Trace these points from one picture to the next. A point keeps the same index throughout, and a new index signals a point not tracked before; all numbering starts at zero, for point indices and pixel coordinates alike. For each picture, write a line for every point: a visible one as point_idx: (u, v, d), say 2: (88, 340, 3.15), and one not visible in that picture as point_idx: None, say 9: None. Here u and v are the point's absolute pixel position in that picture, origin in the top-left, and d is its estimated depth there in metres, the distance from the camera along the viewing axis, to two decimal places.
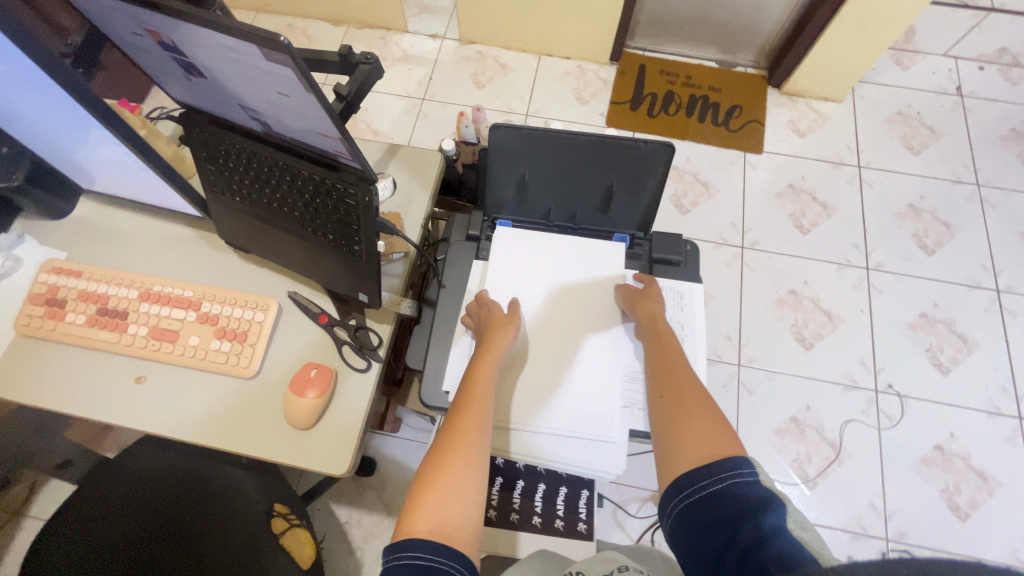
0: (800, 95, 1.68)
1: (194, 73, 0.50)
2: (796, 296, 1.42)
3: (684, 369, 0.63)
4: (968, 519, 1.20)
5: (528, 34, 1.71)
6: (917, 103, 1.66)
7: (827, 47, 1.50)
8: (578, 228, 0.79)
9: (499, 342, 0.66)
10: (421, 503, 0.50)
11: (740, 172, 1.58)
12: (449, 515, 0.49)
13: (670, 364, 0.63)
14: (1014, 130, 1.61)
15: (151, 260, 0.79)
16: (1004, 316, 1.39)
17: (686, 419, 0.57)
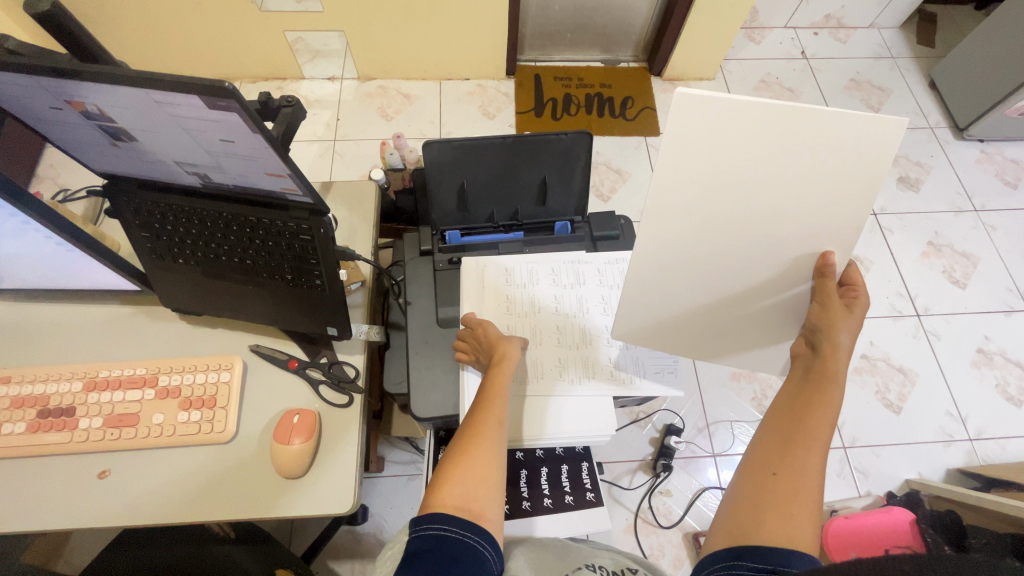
0: (680, 78, 1.88)
1: (123, 139, 0.49)
2: None
3: (832, 405, 0.55)
4: (902, 411, 1.38)
5: (425, 62, 1.77)
6: (775, 70, 1.91)
7: (691, 34, 1.70)
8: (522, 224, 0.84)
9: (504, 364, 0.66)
10: (447, 480, 0.51)
11: (646, 154, 1.72)
12: (474, 496, 0.50)
13: (816, 396, 0.55)
14: (853, 80, 1.89)
15: (89, 349, 0.74)
16: (885, 233, 1.62)
17: (792, 476, 0.49)
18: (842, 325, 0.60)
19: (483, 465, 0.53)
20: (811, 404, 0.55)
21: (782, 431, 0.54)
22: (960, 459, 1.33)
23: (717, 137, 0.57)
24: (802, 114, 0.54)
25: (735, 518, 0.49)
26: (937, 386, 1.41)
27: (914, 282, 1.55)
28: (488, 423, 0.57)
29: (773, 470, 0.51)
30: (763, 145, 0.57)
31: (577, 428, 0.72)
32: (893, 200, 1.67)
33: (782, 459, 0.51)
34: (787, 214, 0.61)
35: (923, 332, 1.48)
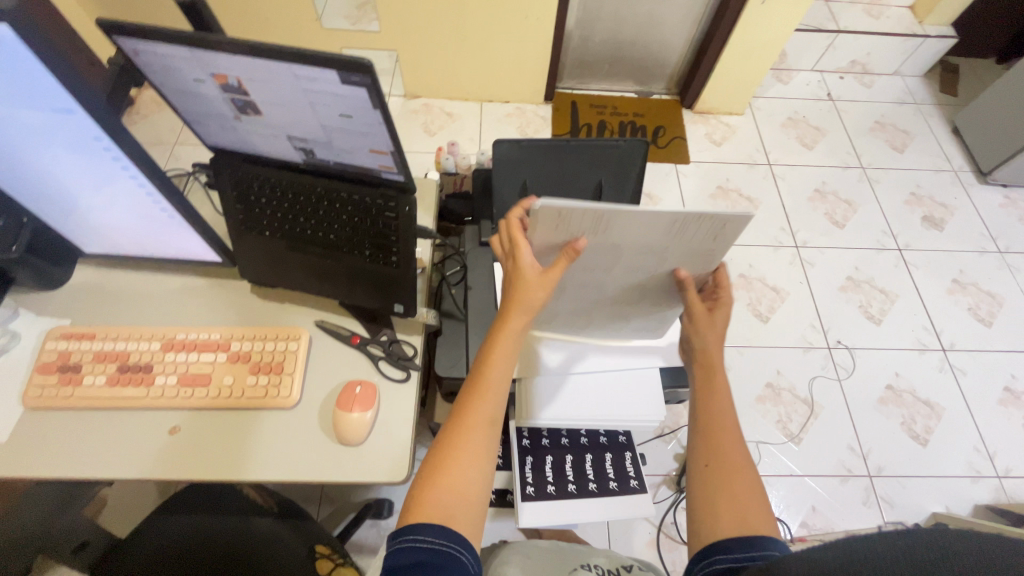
0: (710, 112, 1.96)
1: (248, 111, 0.56)
2: (746, 278, 1.61)
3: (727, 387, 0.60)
4: (928, 444, 1.37)
5: (469, 84, 1.88)
6: (802, 109, 1.99)
7: (724, 71, 1.79)
8: None
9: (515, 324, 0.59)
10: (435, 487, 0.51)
11: (675, 181, 1.79)
12: (455, 511, 0.50)
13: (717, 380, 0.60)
14: (879, 122, 1.96)
15: (166, 314, 0.79)
16: (910, 269, 1.65)
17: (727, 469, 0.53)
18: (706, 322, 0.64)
19: (465, 478, 0.52)
20: (706, 395, 0.59)
21: (704, 427, 0.57)
22: (988, 496, 1.31)
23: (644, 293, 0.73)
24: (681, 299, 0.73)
25: (702, 514, 0.52)
26: (964, 421, 1.41)
27: (940, 318, 1.57)
28: (478, 423, 0.54)
29: (705, 463, 0.54)
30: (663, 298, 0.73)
31: (622, 413, 0.78)
32: (917, 237, 1.71)
33: (710, 450, 0.55)
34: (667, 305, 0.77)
35: (949, 367, 1.49)
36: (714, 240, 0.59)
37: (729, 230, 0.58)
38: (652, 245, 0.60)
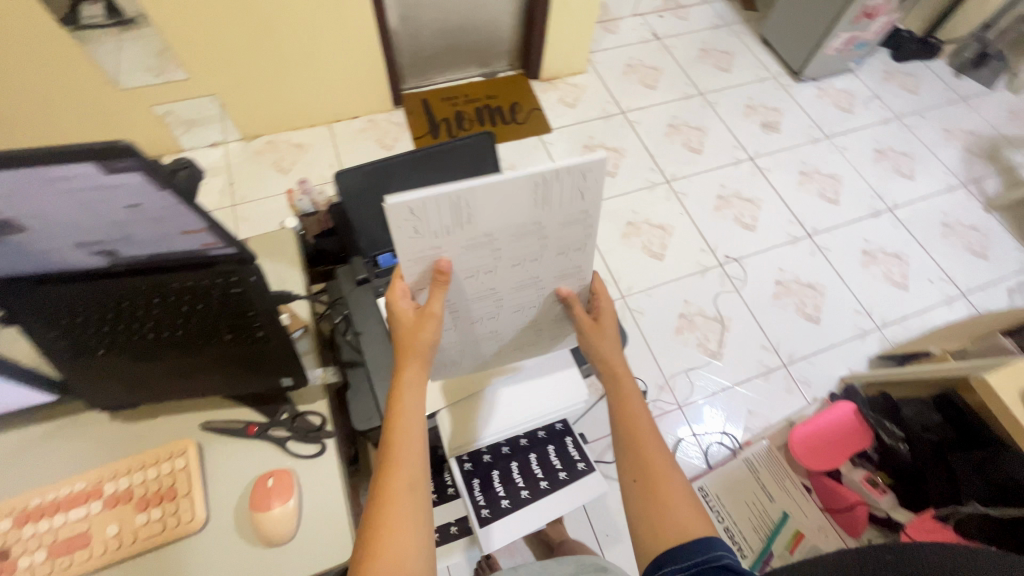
0: (556, 77, 2.01)
1: (9, 233, 0.46)
2: (635, 224, 1.68)
3: (633, 390, 0.65)
4: (820, 320, 1.55)
5: (309, 110, 1.76)
6: (636, 54, 2.10)
7: (555, 34, 1.83)
8: None
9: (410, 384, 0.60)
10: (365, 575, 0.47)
11: (544, 152, 1.82)
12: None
13: (620, 387, 0.66)
14: (702, 50, 2.13)
15: (7, 483, 0.66)
16: (765, 173, 1.82)
17: (652, 471, 0.58)
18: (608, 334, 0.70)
19: (402, 552, 0.49)
20: (621, 402, 0.64)
21: (628, 434, 0.61)
22: (876, 347, 1.51)
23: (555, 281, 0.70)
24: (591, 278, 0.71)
25: (645, 527, 0.55)
26: (842, 291, 1.60)
27: (799, 208, 1.75)
28: (403, 490, 0.53)
29: (633, 478, 0.58)
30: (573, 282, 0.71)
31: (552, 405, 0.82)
32: (762, 144, 1.89)
33: (635, 461, 0.59)
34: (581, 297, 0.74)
35: (818, 248, 1.68)
36: (582, 196, 0.58)
37: (592, 181, 0.57)
38: (526, 217, 0.59)
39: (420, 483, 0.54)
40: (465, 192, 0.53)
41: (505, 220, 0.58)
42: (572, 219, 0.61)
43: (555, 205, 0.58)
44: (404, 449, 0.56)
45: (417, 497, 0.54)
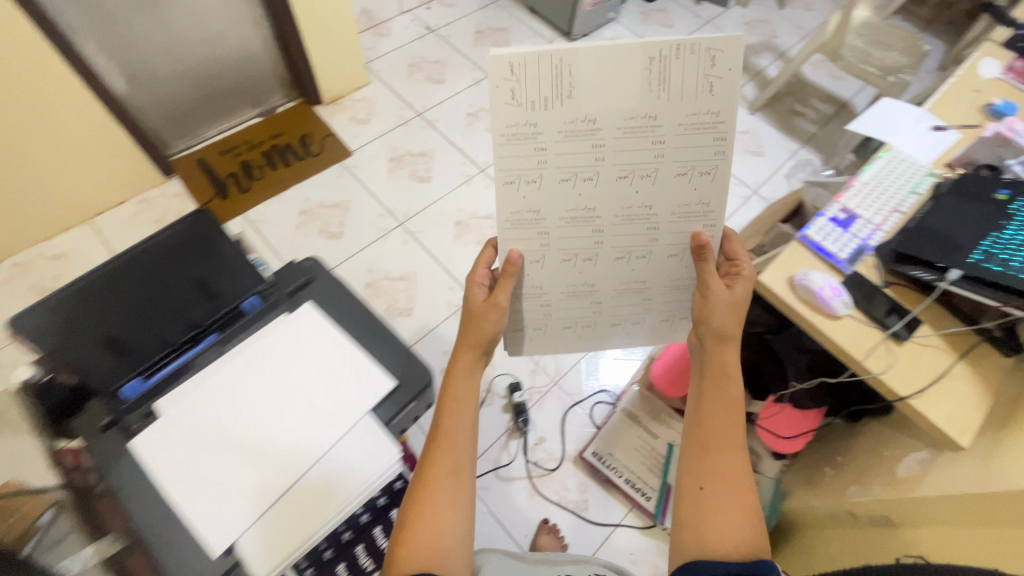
0: (341, 97, 1.90)
1: None
2: (464, 222, 1.66)
3: (727, 399, 0.82)
4: None
5: (53, 213, 1.47)
6: (415, 52, 2.05)
7: (319, 53, 1.72)
8: (207, 329, 0.82)
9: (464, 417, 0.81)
10: (413, 530, 0.71)
11: (350, 177, 1.71)
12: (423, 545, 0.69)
13: (717, 390, 0.83)
14: (478, 32, 2.15)
15: None
16: None
17: (715, 488, 0.75)
18: (718, 295, 0.87)
19: (436, 528, 0.71)
20: (711, 411, 0.82)
21: (705, 441, 0.79)
22: None
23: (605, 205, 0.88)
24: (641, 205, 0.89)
25: (702, 531, 0.72)
26: None
27: None
28: (443, 477, 0.75)
29: (701, 486, 0.75)
30: (613, 206, 0.89)
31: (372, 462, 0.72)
32: None
33: (703, 473, 0.77)
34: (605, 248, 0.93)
35: None
36: (709, 88, 0.78)
37: (716, 70, 0.77)
38: (642, 99, 0.78)
39: (463, 471, 0.77)
40: (569, 61, 0.74)
41: (617, 104, 0.78)
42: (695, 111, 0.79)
43: (673, 87, 0.77)
44: (449, 452, 0.77)
45: (456, 481, 0.76)
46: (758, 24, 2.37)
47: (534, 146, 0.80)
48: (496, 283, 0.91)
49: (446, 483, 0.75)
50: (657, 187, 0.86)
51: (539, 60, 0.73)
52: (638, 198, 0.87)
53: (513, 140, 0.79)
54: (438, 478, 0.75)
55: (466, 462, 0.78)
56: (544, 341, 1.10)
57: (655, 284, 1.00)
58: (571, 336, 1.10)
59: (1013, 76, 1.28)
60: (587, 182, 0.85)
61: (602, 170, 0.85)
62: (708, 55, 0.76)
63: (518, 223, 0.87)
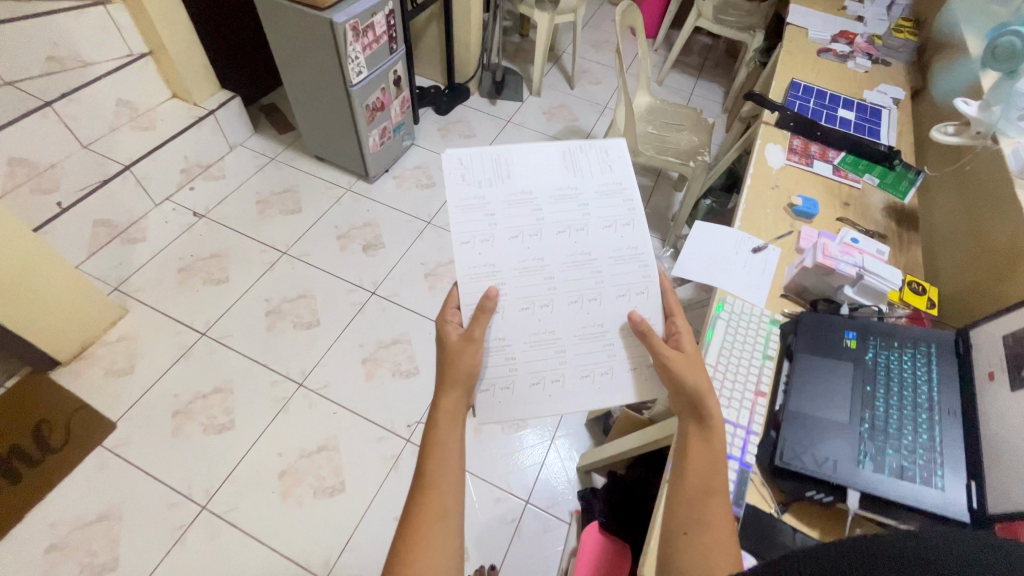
0: (85, 350, 1.65)
1: None
2: (291, 469, 1.51)
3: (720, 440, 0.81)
4: None
5: None
6: (183, 250, 1.88)
7: (25, 316, 1.45)
8: None
9: (450, 432, 0.85)
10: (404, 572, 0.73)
11: (111, 468, 1.47)
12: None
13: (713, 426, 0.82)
14: (260, 201, 2.00)
15: None
16: (393, 301, 1.83)
17: (709, 528, 0.74)
18: (677, 365, 0.87)
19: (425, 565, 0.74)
20: (702, 444, 0.81)
21: (695, 485, 0.78)
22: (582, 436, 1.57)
23: (551, 258, 0.99)
24: (587, 255, 1.01)
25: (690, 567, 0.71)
26: None
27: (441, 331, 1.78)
28: (433, 509, 0.79)
29: (686, 532, 0.74)
30: (563, 259, 1.00)
31: None
32: (391, 280, 1.88)
33: (697, 520, 0.74)
34: (574, 296, 0.99)
35: None
36: (608, 166, 1.06)
37: (612, 157, 1.06)
38: (562, 176, 1.04)
39: (450, 512, 0.79)
40: (507, 156, 1.03)
41: (545, 182, 1.02)
42: (604, 182, 1.03)
43: (584, 172, 1.05)
44: (438, 476, 0.82)
45: (444, 523, 0.78)
46: (557, 109, 2.37)
47: (482, 212, 0.97)
48: (474, 332, 0.92)
49: (433, 525, 0.77)
50: (596, 240, 1.01)
51: (481, 156, 1.00)
52: (578, 252, 1.00)
53: (465, 211, 0.96)
54: (430, 522, 0.78)
55: (454, 505, 0.80)
56: (506, 405, 0.96)
57: (609, 317, 1.00)
58: (539, 394, 0.97)
59: (797, 157, 1.27)
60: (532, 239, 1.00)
61: (545, 229, 1.00)
62: (602, 150, 1.06)
63: (480, 270, 0.96)
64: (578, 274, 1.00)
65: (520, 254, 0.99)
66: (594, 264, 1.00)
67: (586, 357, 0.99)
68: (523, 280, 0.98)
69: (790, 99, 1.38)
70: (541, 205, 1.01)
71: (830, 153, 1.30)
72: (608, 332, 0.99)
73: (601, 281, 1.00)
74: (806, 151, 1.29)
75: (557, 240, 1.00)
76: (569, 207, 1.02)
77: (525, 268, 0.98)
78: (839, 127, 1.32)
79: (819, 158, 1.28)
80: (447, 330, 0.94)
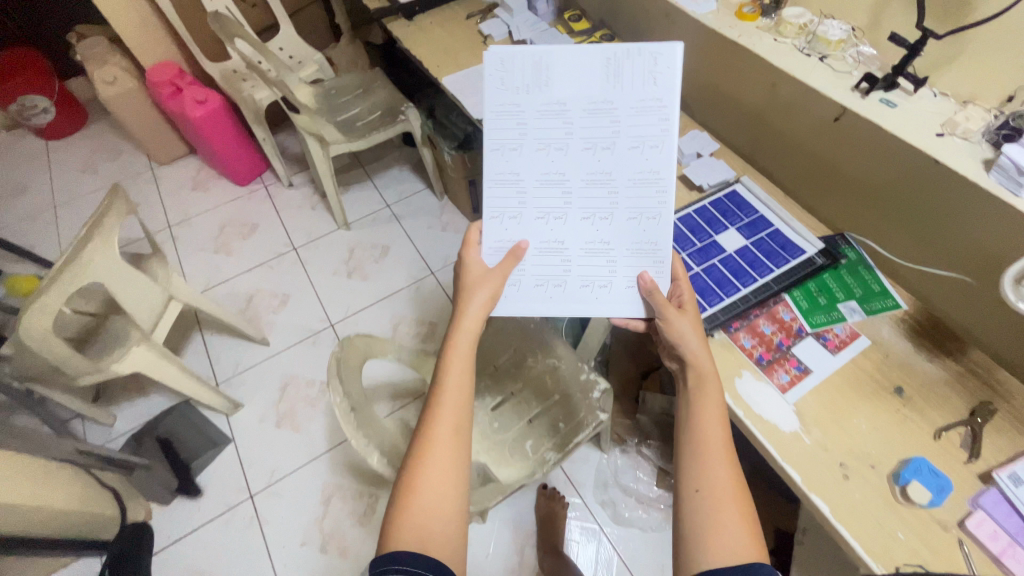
0: None
1: None
2: None
3: (718, 402, 0.65)
4: None
5: None
6: None
7: None
8: None
9: (454, 375, 0.67)
10: (422, 481, 0.59)
11: None
12: (423, 512, 0.57)
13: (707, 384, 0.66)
14: None
15: None
16: None
17: (713, 489, 0.58)
18: (685, 329, 0.70)
19: (439, 498, 0.58)
20: (699, 401, 0.65)
21: (699, 437, 0.62)
22: None
23: (569, 180, 0.73)
24: (608, 176, 0.72)
25: (693, 533, 0.56)
26: None
27: None
28: (450, 438, 0.62)
29: (698, 488, 0.58)
30: (583, 183, 0.72)
31: None
32: None
33: (704, 477, 0.59)
34: (586, 227, 0.74)
35: None
36: (654, 81, 0.69)
37: (663, 69, 0.68)
38: (597, 87, 0.70)
39: (463, 432, 0.64)
40: (546, 58, 0.71)
41: (582, 88, 0.70)
42: (642, 95, 0.68)
43: (625, 82, 0.70)
44: (441, 415, 0.63)
45: (456, 450, 0.62)
46: (284, 395, 1.44)
47: (514, 121, 0.72)
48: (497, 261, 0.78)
49: (453, 448, 0.62)
50: (627, 165, 0.71)
51: (516, 57, 0.71)
52: (597, 176, 0.72)
53: (495, 117, 0.72)
54: (448, 437, 0.62)
55: (462, 415, 0.65)
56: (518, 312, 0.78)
57: (622, 240, 0.74)
58: (539, 307, 0.78)
59: (781, 369, 0.79)
60: (548, 170, 0.73)
61: (573, 142, 0.72)
62: (651, 57, 0.68)
63: (497, 182, 0.75)
64: (591, 194, 0.72)
65: (546, 134, 0.72)
66: (612, 187, 0.72)
67: (594, 272, 0.76)
68: (545, 195, 0.74)
69: None
70: (569, 107, 0.71)
71: (782, 314, 0.83)
72: (619, 275, 0.75)
73: (614, 220, 0.73)
74: (771, 345, 0.81)
75: (580, 150, 0.72)
76: (601, 126, 0.70)
77: (548, 154, 0.72)
78: (747, 266, 0.85)
79: (791, 339, 0.81)
80: (469, 260, 0.77)
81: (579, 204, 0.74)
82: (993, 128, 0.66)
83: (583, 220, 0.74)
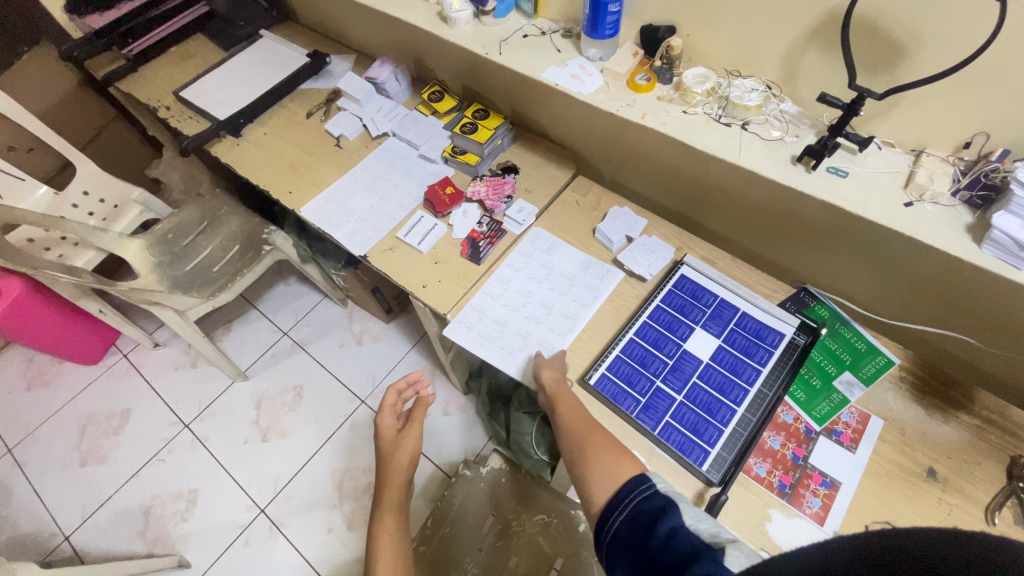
0: None
1: None
2: None
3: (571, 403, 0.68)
4: None
5: None
6: None
7: None
8: None
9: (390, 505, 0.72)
10: None
11: None
12: None
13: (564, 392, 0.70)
14: None
15: None
16: None
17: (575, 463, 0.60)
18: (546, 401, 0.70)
19: None
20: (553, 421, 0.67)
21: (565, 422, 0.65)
22: None
23: (509, 309, 0.83)
24: (544, 311, 0.82)
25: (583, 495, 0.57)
26: None
27: None
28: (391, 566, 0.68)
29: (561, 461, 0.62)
30: (524, 310, 0.82)
31: None
32: None
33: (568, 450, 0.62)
34: (514, 330, 0.80)
35: None
36: (603, 272, 0.85)
37: (609, 274, 0.84)
38: (569, 258, 0.87)
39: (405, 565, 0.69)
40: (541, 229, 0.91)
41: (562, 253, 0.87)
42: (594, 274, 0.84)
43: (585, 268, 0.86)
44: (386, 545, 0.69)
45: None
46: None
47: (501, 251, 0.89)
48: (410, 418, 0.79)
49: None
50: (561, 307, 0.82)
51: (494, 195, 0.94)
52: (535, 308, 0.82)
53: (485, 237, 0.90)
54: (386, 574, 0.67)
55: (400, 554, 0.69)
56: None
57: (536, 335, 0.79)
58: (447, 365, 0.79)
59: (808, 494, 0.67)
60: (518, 289, 0.85)
61: (530, 288, 0.85)
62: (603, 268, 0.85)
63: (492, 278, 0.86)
64: (526, 317, 0.81)
65: (512, 281, 0.85)
66: (542, 318, 0.81)
67: (505, 345, 0.79)
68: (489, 307, 0.83)
69: (659, 429, 0.70)
70: (546, 261, 0.87)
71: (784, 416, 0.73)
72: (519, 347, 0.78)
73: (534, 329, 0.80)
74: (787, 462, 0.69)
75: (523, 295, 0.84)
76: (559, 284, 0.84)
77: (503, 287, 0.85)
78: (735, 375, 0.72)
79: (804, 447, 0.70)
80: (383, 420, 0.80)
81: (513, 319, 0.82)
82: (963, 187, 0.60)
83: (512, 323, 0.81)
